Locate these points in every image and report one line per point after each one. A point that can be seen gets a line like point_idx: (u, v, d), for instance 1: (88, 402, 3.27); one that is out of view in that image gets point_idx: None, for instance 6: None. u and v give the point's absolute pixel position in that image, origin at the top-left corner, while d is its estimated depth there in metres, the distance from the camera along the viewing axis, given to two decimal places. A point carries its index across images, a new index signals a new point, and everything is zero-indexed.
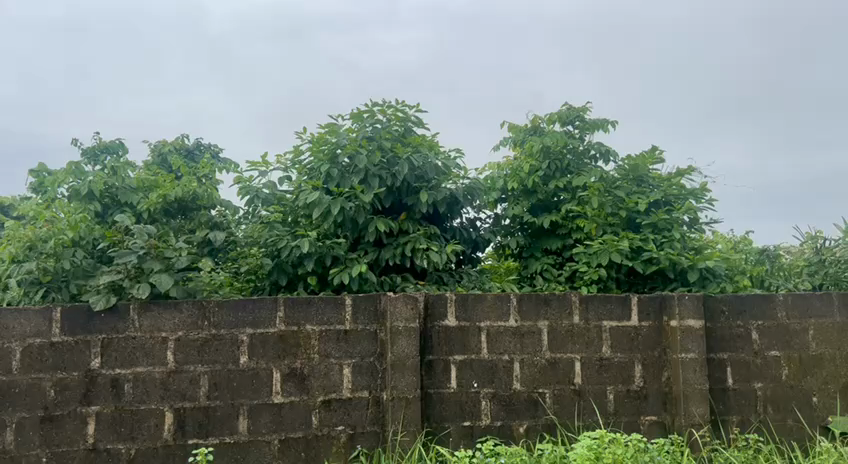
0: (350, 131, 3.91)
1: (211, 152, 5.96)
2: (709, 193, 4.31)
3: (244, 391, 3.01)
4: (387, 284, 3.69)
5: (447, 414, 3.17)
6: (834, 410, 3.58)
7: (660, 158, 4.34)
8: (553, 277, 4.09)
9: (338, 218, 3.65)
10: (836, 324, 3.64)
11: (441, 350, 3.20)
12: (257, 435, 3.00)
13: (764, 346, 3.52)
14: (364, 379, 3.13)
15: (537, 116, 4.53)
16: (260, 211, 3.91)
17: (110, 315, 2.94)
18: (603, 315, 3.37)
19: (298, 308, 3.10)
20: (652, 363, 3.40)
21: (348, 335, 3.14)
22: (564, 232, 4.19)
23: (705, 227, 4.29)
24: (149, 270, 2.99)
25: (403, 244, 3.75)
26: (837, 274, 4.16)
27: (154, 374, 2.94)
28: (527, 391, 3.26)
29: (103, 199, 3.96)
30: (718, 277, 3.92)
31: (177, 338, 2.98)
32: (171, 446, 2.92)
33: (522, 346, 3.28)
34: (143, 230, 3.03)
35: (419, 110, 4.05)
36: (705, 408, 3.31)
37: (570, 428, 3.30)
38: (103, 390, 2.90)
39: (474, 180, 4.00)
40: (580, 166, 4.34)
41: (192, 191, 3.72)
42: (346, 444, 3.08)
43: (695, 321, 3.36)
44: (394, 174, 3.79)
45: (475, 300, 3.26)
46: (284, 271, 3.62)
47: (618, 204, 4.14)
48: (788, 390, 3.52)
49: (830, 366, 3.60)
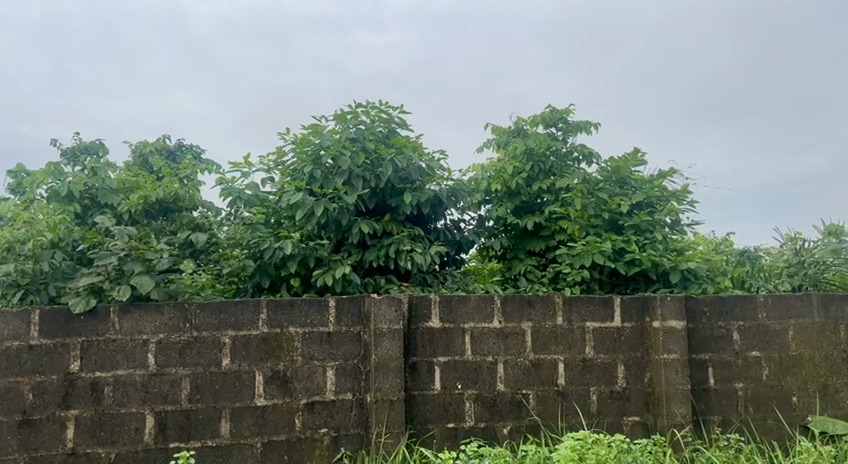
0: (334, 132, 3.90)
1: (193, 153, 5.91)
2: (690, 194, 4.35)
3: (226, 394, 2.98)
4: (371, 286, 3.68)
5: (431, 415, 3.17)
6: (813, 409, 3.63)
7: (643, 160, 4.37)
8: (536, 278, 4.12)
9: (321, 220, 3.65)
10: (815, 324, 3.68)
11: (425, 352, 3.19)
12: (240, 438, 2.97)
13: (745, 347, 3.56)
14: (347, 381, 3.12)
15: (520, 117, 4.54)
16: (243, 212, 3.84)
17: (89, 317, 2.91)
18: (586, 316, 3.38)
19: (281, 310, 3.08)
20: (635, 364, 3.41)
21: (331, 336, 3.13)
22: (547, 234, 4.20)
23: (687, 229, 4.32)
24: (129, 272, 2.95)
25: (387, 246, 3.74)
26: (816, 276, 4.22)
27: (135, 377, 2.91)
28: (511, 392, 3.27)
29: (82, 200, 3.92)
30: (700, 279, 3.95)
31: (159, 340, 2.96)
32: (152, 450, 2.89)
33: (506, 347, 3.29)
34: (124, 231, 3.00)
35: (403, 110, 4.04)
36: (686, 409, 3.33)
37: (553, 429, 3.31)
38: (82, 394, 2.86)
39: (459, 181, 4.00)
40: (564, 168, 4.35)
41: (174, 193, 3.70)
42: (330, 446, 3.06)
43: (677, 321, 3.39)
44: (378, 174, 3.79)
45: (459, 302, 3.26)
46: (268, 272, 3.61)
47: (601, 206, 4.16)
48: (769, 390, 3.56)
49: (809, 366, 3.65)
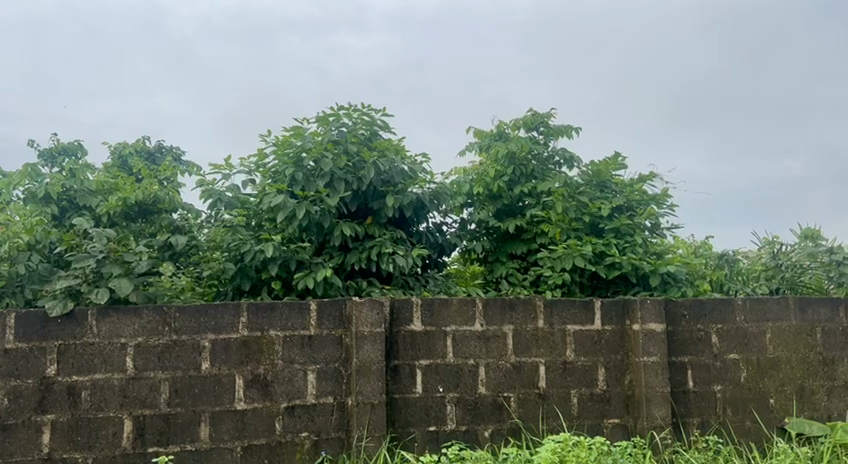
0: (316, 134, 3.88)
1: (173, 156, 5.85)
2: (670, 198, 4.38)
3: (205, 398, 2.96)
4: (352, 289, 3.66)
5: (412, 419, 3.16)
6: (790, 411, 3.68)
7: (623, 164, 4.40)
8: (518, 281, 4.13)
9: (302, 222, 3.64)
10: (792, 327, 3.73)
11: (406, 355, 3.19)
12: (219, 442, 2.95)
13: (723, 349, 3.60)
14: (329, 385, 3.11)
15: (502, 121, 4.55)
16: (223, 215, 3.81)
17: (66, 321, 2.87)
18: (567, 319, 3.40)
19: (261, 314, 3.06)
20: (614, 366, 3.44)
21: (313, 340, 3.11)
22: (528, 237, 4.24)
23: (667, 232, 4.35)
24: (108, 274, 2.93)
25: (369, 248, 3.73)
26: (793, 279, 4.30)
27: (112, 381, 2.88)
28: (492, 395, 3.28)
29: (60, 201, 3.93)
30: (679, 282, 3.99)
31: (137, 344, 2.92)
32: (130, 455, 2.85)
33: (487, 350, 3.29)
34: (102, 233, 2.97)
35: (386, 113, 4.03)
36: (666, 411, 3.37)
37: (534, 431, 3.32)
38: (59, 398, 2.82)
39: (441, 185, 4.01)
40: (545, 172, 4.38)
41: (153, 194, 3.67)
42: (310, 450, 3.05)
43: (656, 324, 3.42)
44: (360, 177, 3.78)
45: (441, 305, 3.26)
46: (248, 275, 3.57)
47: (581, 210, 4.18)
48: (747, 392, 3.60)
49: (786, 369, 3.69)
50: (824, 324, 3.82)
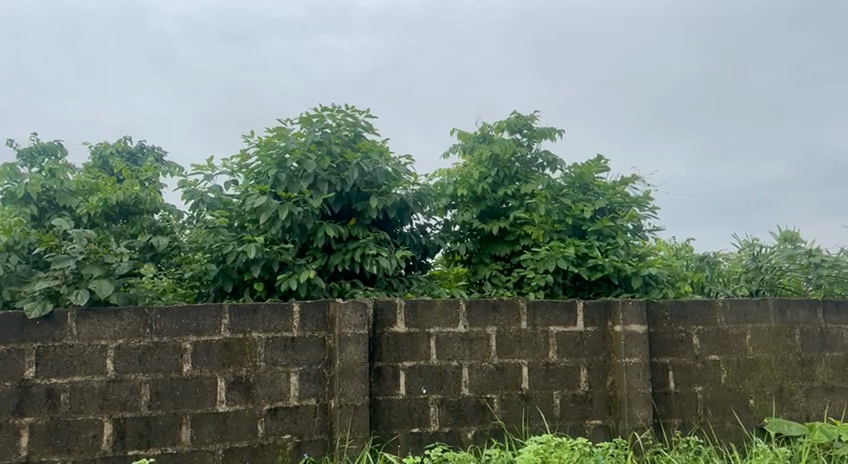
0: (299, 135, 3.87)
1: (155, 156, 5.79)
2: (652, 200, 4.41)
3: (186, 400, 2.94)
4: (336, 291, 3.64)
5: (395, 421, 3.15)
6: (769, 411, 3.72)
7: (605, 167, 4.43)
8: (501, 283, 4.14)
9: (285, 224, 3.63)
10: (771, 328, 3.78)
11: (389, 357, 3.19)
12: (201, 445, 2.93)
13: (704, 350, 3.63)
14: (311, 387, 3.09)
15: (486, 123, 4.57)
16: (205, 216, 3.81)
17: (45, 322, 2.83)
18: (550, 321, 3.42)
19: (244, 315, 3.04)
20: (596, 367, 3.46)
21: (295, 342, 3.10)
22: (512, 238, 4.24)
23: (648, 234, 4.39)
24: (88, 276, 2.90)
25: (353, 250, 3.71)
26: (772, 281, 4.35)
27: (92, 384, 2.84)
28: (475, 397, 3.28)
29: (39, 202, 3.89)
30: (661, 284, 4.03)
31: (118, 346, 2.90)
32: (110, 458, 2.83)
33: (471, 351, 3.30)
34: (82, 234, 2.96)
35: (370, 114, 4.03)
36: (647, 411, 3.39)
37: (517, 432, 3.33)
38: (37, 401, 2.78)
39: (425, 186, 4.01)
40: (528, 174, 4.39)
41: (135, 195, 3.65)
42: (293, 452, 3.04)
43: (638, 326, 3.44)
44: (344, 178, 3.77)
45: (425, 306, 3.26)
46: (230, 276, 3.53)
47: (564, 212, 4.20)
48: (726, 393, 3.64)
49: (765, 369, 3.74)
50: (802, 325, 3.86)
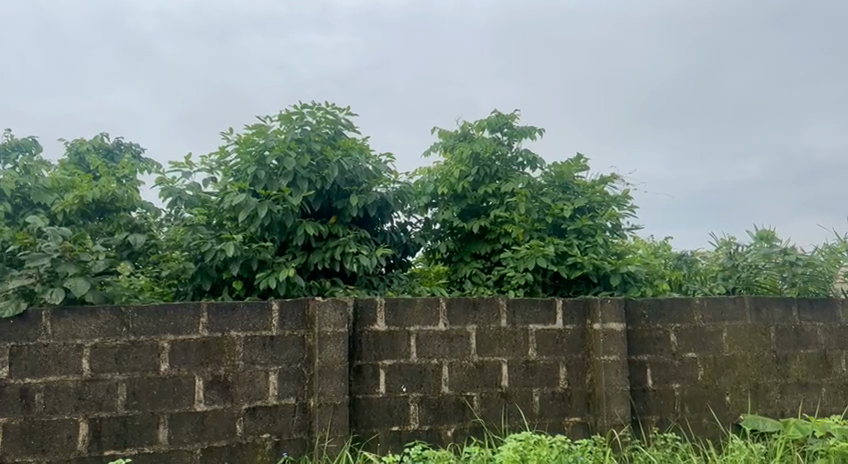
0: (279, 132, 3.84)
1: (132, 152, 5.73)
2: (631, 200, 4.43)
3: (164, 399, 2.91)
4: (316, 289, 3.63)
5: (375, 419, 3.15)
6: (745, 408, 3.77)
7: (585, 166, 4.45)
8: (481, 281, 4.16)
9: (265, 222, 3.61)
10: (747, 326, 3.83)
11: (369, 355, 3.18)
12: (179, 445, 2.90)
13: (681, 348, 3.67)
14: (291, 386, 3.08)
15: (466, 122, 4.57)
16: (183, 213, 3.79)
17: (18, 322, 2.78)
18: (529, 319, 3.44)
19: (222, 313, 3.02)
20: (575, 365, 3.48)
21: (274, 340, 3.08)
22: (492, 237, 4.25)
23: (627, 233, 4.42)
24: (63, 274, 2.86)
25: (333, 248, 3.70)
26: (748, 279, 4.37)
27: (68, 383, 2.80)
28: (455, 395, 3.29)
29: (13, 198, 3.84)
30: (639, 282, 4.07)
31: (94, 345, 2.86)
32: (85, 458, 2.79)
33: (451, 349, 3.30)
34: (57, 231, 2.91)
35: (350, 112, 4.01)
36: (625, 409, 3.42)
37: (496, 430, 3.34)
38: (11, 402, 2.74)
39: (405, 185, 4.01)
40: (508, 173, 4.40)
41: (111, 193, 3.62)
42: (272, 451, 3.02)
43: (616, 324, 3.47)
44: (324, 176, 3.75)
45: (405, 306, 3.25)
46: (209, 275, 3.52)
47: (544, 210, 4.22)
48: (703, 390, 3.68)
49: (741, 367, 3.79)
50: (778, 323, 3.91)
